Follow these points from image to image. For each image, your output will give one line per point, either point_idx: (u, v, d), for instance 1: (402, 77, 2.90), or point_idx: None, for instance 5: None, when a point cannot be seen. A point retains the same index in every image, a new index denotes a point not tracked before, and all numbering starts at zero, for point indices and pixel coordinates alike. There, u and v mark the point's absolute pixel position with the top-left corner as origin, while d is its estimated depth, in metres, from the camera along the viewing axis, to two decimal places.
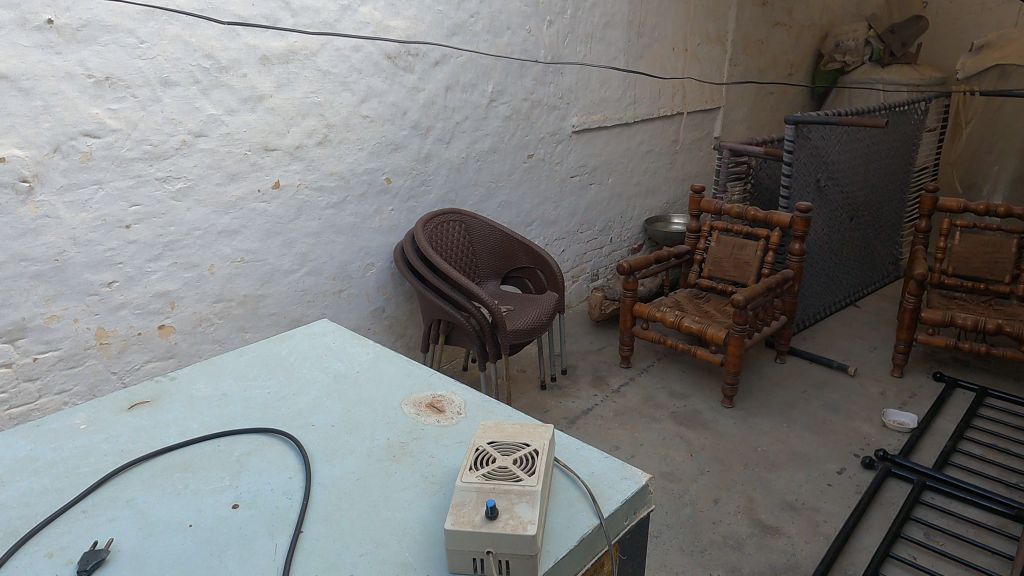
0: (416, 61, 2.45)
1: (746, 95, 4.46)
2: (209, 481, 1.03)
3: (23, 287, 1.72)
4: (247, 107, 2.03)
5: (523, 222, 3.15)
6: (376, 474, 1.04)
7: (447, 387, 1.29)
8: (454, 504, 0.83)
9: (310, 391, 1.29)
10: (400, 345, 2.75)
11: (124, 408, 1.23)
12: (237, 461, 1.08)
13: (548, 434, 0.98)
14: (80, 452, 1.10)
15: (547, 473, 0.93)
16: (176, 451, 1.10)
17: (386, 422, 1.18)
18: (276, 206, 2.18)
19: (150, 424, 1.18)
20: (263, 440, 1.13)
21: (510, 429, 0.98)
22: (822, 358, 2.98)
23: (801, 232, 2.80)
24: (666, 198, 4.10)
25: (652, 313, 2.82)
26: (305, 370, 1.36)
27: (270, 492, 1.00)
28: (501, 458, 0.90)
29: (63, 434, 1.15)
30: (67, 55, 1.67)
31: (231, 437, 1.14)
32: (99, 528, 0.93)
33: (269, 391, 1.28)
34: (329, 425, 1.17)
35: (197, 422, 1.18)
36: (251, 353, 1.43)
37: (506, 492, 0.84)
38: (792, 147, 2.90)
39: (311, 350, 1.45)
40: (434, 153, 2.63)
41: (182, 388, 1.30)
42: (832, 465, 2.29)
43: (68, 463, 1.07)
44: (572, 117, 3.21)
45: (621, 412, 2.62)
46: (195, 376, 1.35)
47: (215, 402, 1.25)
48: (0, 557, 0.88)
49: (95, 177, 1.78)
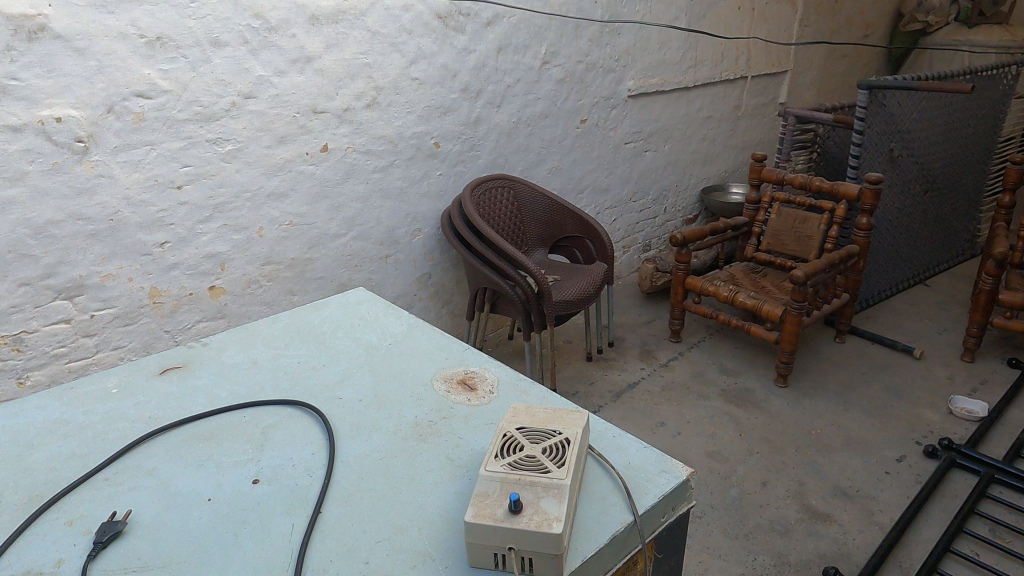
0: (468, 22, 2.38)
1: (817, 57, 4.20)
2: (232, 454, 1.03)
3: (80, 246, 1.76)
4: (296, 69, 2.01)
5: (574, 189, 3.06)
6: (401, 454, 1.02)
7: (481, 364, 1.26)
8: (477, 494, 0.80)
9: (340, 362, 1.28)
10: (446, 312, 2.74)
11: (156, 372, 1.25)
12: (261, 434, 1.08)
13: (583, 421, 0.94)
14: (109, 417, 1.12)
15: (579, 463, 0.89)
16: (202, 419, 1.11)
17: (416, 399, 1.16)
18: (324, 170, 2.17)
19: (179, 390, 1.19)
20: (289, 412, 1.13)
21: (543, 414, 0.94)
22: (886, 340, 2.83)
23: (870, 205, 2.63)
24: (725, 167, 3.94)
25: (704, 287, 2.73)
26: (338, 340, 1.36)
27: (291, 468, 1.00)
28: (529, 446, 0.86)
29: (95, 397, 1.18)
30: (119, 14, 1.67)
31: (257, 408, 1.14)
32: (119, 498, 0.94)
33: (300, 362, 1.28)
34: (356, 399, 1.16)
35: (226, 391, 1.19)
36: (285, 319, 1.44)
37: (533, 484, 0.80)
38: (864, 114, 2.72)
39: (345, 319, 1.44)
40: (484, 117, 2.57)
41: (212, 355, 1.31)
42: (891, 452, 2.18)
43: (97, 428, 1.10)
44: (629, 81, 3.09)
45: (669, 388, 2.55)
46: (228, 342, 1.36)
47: (245, 370, 1.25)
48: (24, 521, 0.91)
49: (147, 139, 1.80)
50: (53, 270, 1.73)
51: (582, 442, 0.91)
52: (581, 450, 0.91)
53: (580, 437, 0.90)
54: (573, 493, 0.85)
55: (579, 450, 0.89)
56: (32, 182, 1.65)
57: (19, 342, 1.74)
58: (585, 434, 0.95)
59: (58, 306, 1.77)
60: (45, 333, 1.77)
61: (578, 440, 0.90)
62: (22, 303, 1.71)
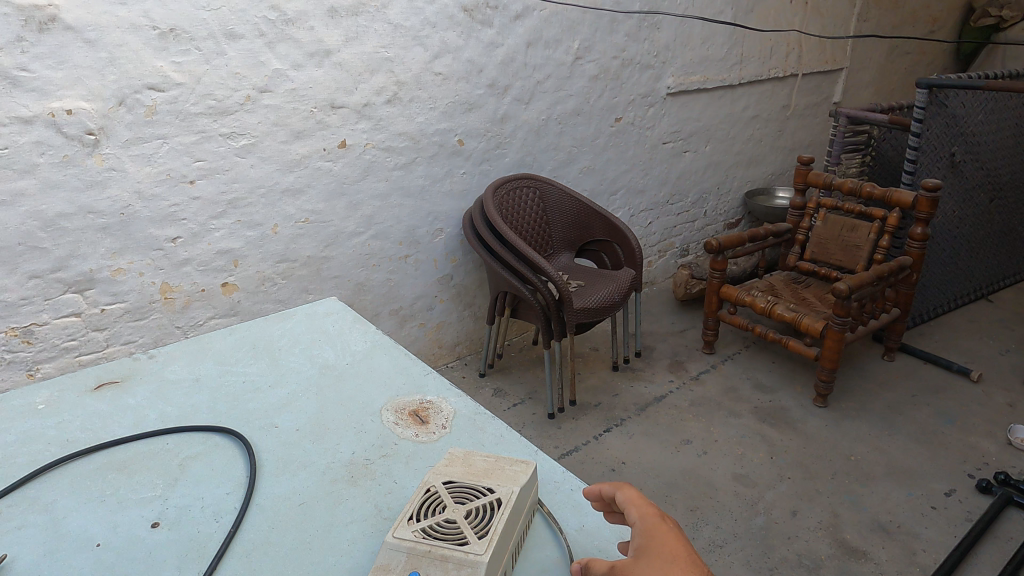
0: (496, 15, 2.29)
1: (876, 54, 3.96)
2: (140, 490, 1.00)
3: (90, 239, 1.74)
4: (314, 62, 1.96)
5: (607, 190, 2.94)
6: (325, 498, 0.97)
7: (439, 393, 1.22)
8: (380, 565, 0.78)
9: (287, 386, 1.26)
10: (467, 315, 2.67)
11: (90, 388, 1.26)
12: (179, 467, 1.05)
13: (523, 475, 0.88)
14: (26, 438, 1.12)
15: (512, 527, 0.83)
16: (121, 447, 1.10)
17: (358, 432, 1.12)
18: (342, 166, 2.12)
19: (108, 410, 1.20)
20: (215, 441, 1.11)
21: (479, 467, 0.90)
22: (939, 359, 2.62)
23: (925, 214, 2.42)
24: (770, 169, 3.75)
25: (740, 297, 2.57)
26: (290, 360, 1.35)
27: (198, 510, 0.96)
28: (451, 511, 0.82)
29: (23, 414, 1.19)
30: (132, 5, 1.63)
31: (182, 436, 1.13)
32: (6, 536, 0.91)
33: (246, 381, 1.28)
34: (292, 429, 1.13)
35: (155, 413, 1.19)
36: (241, 333, 1.46)
37: (443, 560, 0.76)
38: (922, 115, 2.52)
39: (306, 334, 1.46)
40: (511, 114, 2.48)
41: (156, 369, 1.32)
42: (939, 485, 2.00)
43: (12, 450, 1.09)
44: (668, 78, 2.95)
45: (697, 403, 2.41)
46: (174, 356, 1.38)
47: (183, 390, 1.25)
48: None
49: (159, 132, 1.76)
50: (63, 264, 1.72)
51: (519, 502, 0.86)
52: (517, 512, 0.85)
53: (515, 497, 0.84)
54: (500, 566, 0.80)
55: (512, 514, 0.83)
56: (43, 174, 1.62)
57: (29, 334, 1.73)
58: (530, 487, 0.89)
59: (69, 299, 1.76)
60: (56, 326, 1.76)
61: (513, 500, 0.84)
62: (31, 295, 1.70)
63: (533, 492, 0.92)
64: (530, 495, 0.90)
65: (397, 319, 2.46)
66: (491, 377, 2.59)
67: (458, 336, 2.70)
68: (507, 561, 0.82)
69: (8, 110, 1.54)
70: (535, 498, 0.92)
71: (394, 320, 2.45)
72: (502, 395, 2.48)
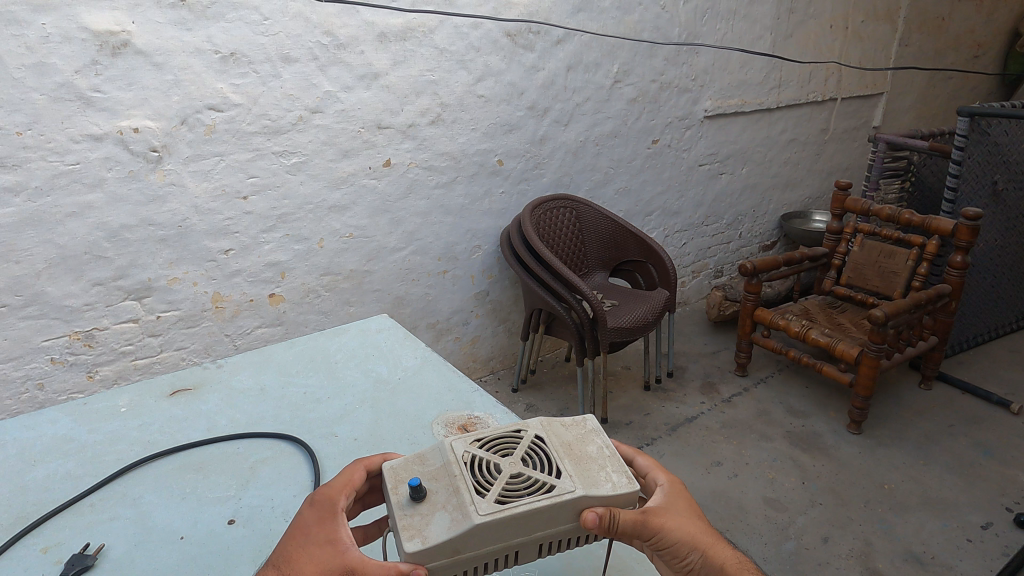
0: (538, 40, 2.35)
1: (918, 79, 3.94)
2: (216, 489, 1.07)
3: (150, 250, 1.83)
4: (364, 84, 2.04)
5: (642, 211, 2.98)
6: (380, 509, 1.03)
7: (487, 409, 1.25)
8: (425, 457, 0.79)
9: (345, 396, 1.34)
10: (502, 330, 2.73)
11: (166, 394, 1.36)
12: (250, 469, 1.12)
13: (609, 487, 0.74)
14: (111, 438, 1.22)
15: (545, 524, 0.73)
16: (196, 450, 1.18)
17: (411, 442, 1.17)
18: (386, 184, 2.20)
19: (183, 414, 1.29)
20: (281, 447, 1.18)
21: (579, 452, 0.79)
22: (978, 390, 2.59)
23: (965, 242, 2.40)
24: (808, 192, 3.75)
25: (775, 321, 2.58)
26: (348, 372, 1.43)
27: (268, 510, 1.02)
28: (507, 466, 0.76)
29: (106, 415, 1.29)
30: (198, 31, 1.72)
31: (251, 441, 1.20)
32: (96, 527, 0.99)
33: (307, 391, 1.36)
34: (350, 438, 1.19)
35: (226, 418, 1.27)
36: (301, 346, 1.55)
37: (456, 490, 0.73)
38: (963, 143, 2.52)
39: (360, 349, 1.53)
40: (550, 135, 2.54)
41: (223, 378, 1.42)
42: (975, 517, 1.97)
43: (97, 449, 1.18)
44: (706, 101, 2.98)
45: (729, 425, 2.42)
46: (239, 366, 1.47)
47: (251, 397, 1.34)
48: (9, 540, 0.96)
49: (217, 150, 1.85)
50: (124, 272, 1.81)
51: (574, 510, 0.73)
52: (565, 515, 0.73)
53: (569, 502, 0.72)
54: (499, 546, 0.72)
55: (552, 510, 0.72)
56: (110, 188, 1.72)
57: (90, 338, 1.82)
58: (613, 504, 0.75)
59: (128, 306, 1.85)
60: (114, 331, 1.85)
61: (565, 502, 0.72)
62: (94, 301, 1.79)
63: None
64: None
65: (434, 332, 2.52)
66: (524, 393, 2.64)
67: (492, 351, 2.75)
68: (516, 548, 0.73)
69: (81, 129, 1.64)
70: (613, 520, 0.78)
71: (431, 333, 2.52)
72: (535, 410, 2.51)
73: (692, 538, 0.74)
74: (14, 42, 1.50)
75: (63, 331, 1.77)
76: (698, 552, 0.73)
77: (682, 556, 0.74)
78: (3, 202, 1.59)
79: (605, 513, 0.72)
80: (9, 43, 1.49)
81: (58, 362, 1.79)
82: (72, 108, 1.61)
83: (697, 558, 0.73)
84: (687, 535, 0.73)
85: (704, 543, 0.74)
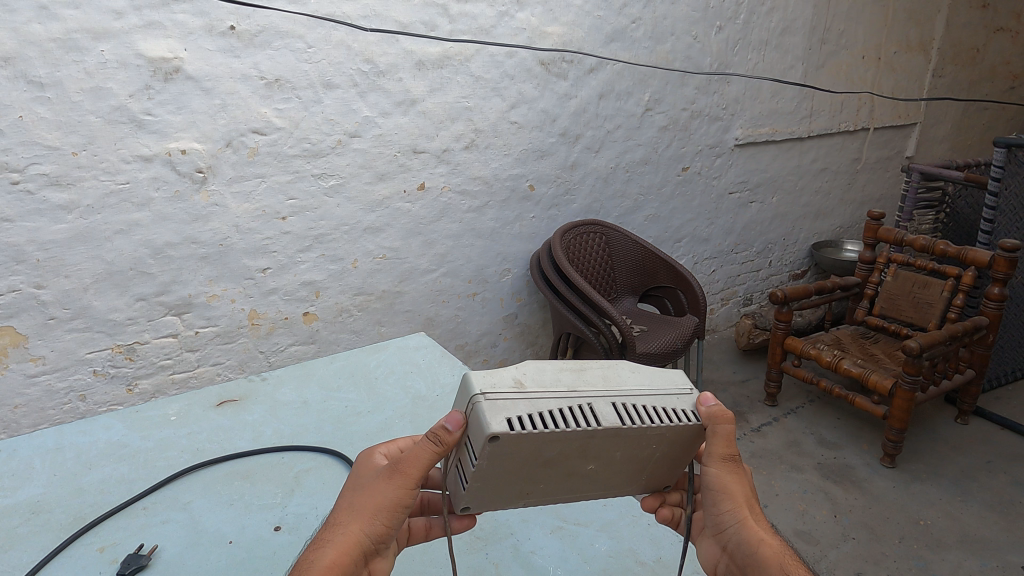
0: (571, 68, 2.40)
1: (952, 110, 3.91)
2: (263, 497, 1.10)
3: (191, 267, 1.87)
4: (401, 110, 2.09)
5: (671, 237, 2.98)
6: None
7: None
8: None
9: (384, 409, 1.38)
10: (530, 352, 2.75)
11: (214, 404, 1.41)
12: (295, 478, 1.15)
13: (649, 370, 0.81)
14: (161, 445, 1.26)
15: (602, 378, 0.75)
16: (242, 459, 1.21)
17: None
18: (419, 207, 2.24)
19: (230, 423, 1.34)
20: (322, 459, 1.21)
21: None
22: (1016, 426, 2.53)
23: (1002, 273, 2.34)
24: (839, 222, 3.73)
25: (805, 350, 2.55)
26: (387, 387, 1.47)
27: (313, 518, 1.04)
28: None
29: (157, 423, 1.34)
30: (245, 58, 1.79)
31: (294, 452, 1.23)
32: (149, 530, 1.02)
33: (348, 406, 1.40)
34: None
35: (270, 428, 1.32)
36: (342, 361, 1.60)
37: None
38: (1000, 174, 2.53)
39: (399, 365, 1.57)
40: (581, 161, 2.57)
41: (268, 391, 1.47)
42: (1015, 557, 1.90)
43: (149, 455, 1.23)
44: (737, 129, 3.00)
45: (759, 455, 2.39)
46: (282, 380, 1.52)
47: (294, 408, 1.39)
48: (67, 538, 1.00)
49: (259, 172, 1.90)
50: (166, 288, 1.85)
51: (625, 374, 0.77)
52: (618, 377, 0.76)
53: (616, 365, 0.78)
54: (565, 391, 0.71)
55: (603, 369, 0.76)
56: (156, 207, 1.77)
57: (132, 351, 1.86)
58: (664, 378, 0.78)
59: (168, 321, 1.89)
60: (155, 345, 1.89)
61: (613, 365, 0.78)
62: (137, 316, 1.83)
63: (668, 393, 0.76)
64: (654, 384, 0.76)
65: (463, 354, 2.54)
66: None
67: None
68: (583, 397, 0.71)
69: (132, 150, 1.70)
70: (678, 401, 0.76)
71: (459, 354, 2.54)
72: None
73: (737, 499, 0.73)
74: (74, 68, 1.57)
75: (106, 344, 1.81)
76: (739, 513, 0.72)
77: (721, 508, 0.74)
78: (57, 218, 1.65)
79: (710, 422, 0.73)
80: (70, 68, 1.57)
81: (100, 374, 1.83)
82: (124, 129, 1.67)
83: (734, 519, 0.73)
84: (734, 490, 0.73)
85: (745, 511, 0.72)
